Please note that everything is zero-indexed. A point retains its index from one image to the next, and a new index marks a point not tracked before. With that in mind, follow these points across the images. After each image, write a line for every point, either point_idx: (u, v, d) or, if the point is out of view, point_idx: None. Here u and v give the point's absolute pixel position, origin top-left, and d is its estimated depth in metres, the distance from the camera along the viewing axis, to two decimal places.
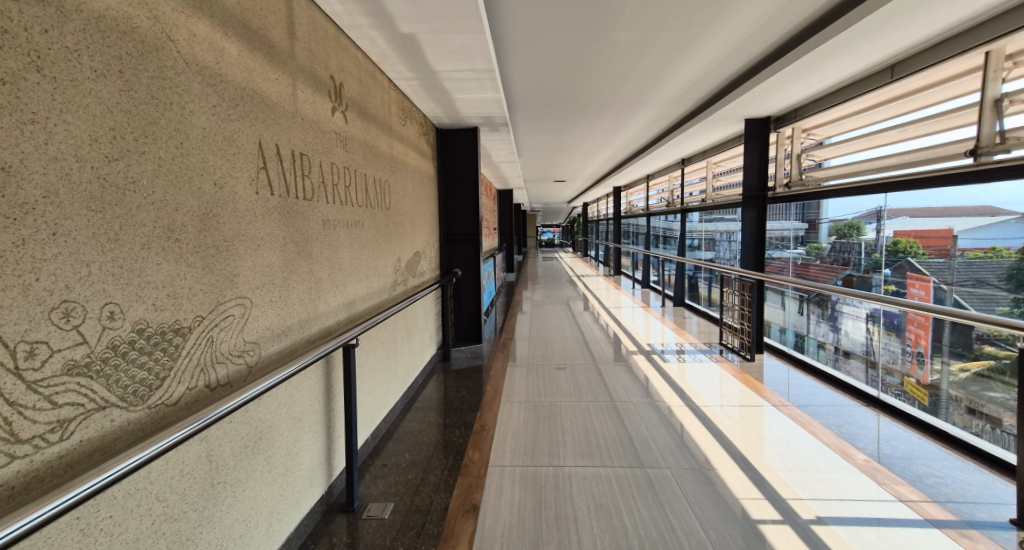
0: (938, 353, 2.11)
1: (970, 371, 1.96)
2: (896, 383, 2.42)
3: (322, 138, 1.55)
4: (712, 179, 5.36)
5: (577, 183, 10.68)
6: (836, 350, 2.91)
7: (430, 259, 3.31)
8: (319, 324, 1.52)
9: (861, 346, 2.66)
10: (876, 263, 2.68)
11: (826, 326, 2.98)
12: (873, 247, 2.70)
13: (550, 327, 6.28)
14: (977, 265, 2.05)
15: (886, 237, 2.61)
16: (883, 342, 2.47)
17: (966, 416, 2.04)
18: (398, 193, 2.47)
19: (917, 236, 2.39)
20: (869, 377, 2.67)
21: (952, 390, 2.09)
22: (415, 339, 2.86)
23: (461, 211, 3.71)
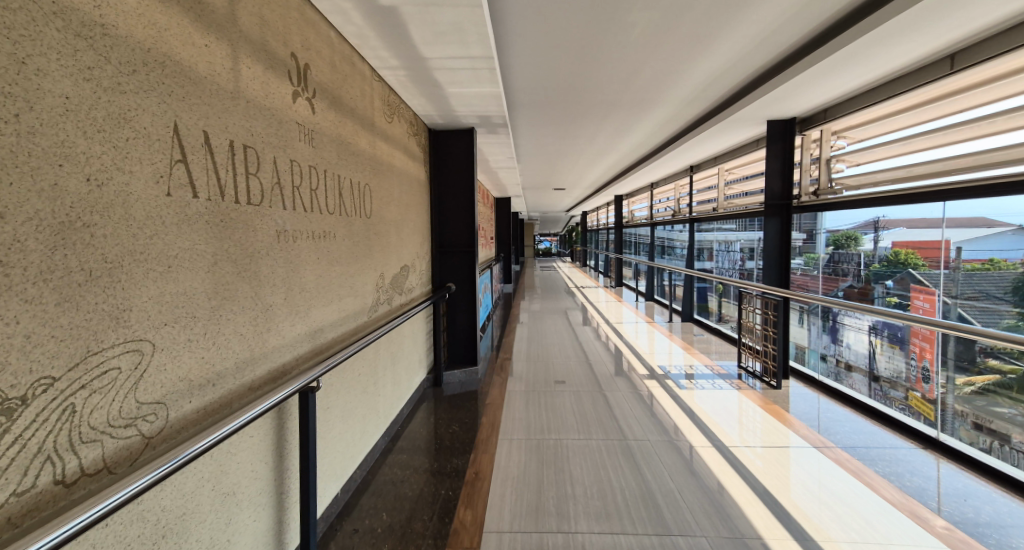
0: (943, 367, 2.06)
1: (975, 385, 1.94)
2: (900, 397, 2.39)
3: (279, 129, 1.25)
4: (723, 188, 5.08)
5: (578, 191, 10.46)
6: (837, 362, 2.87)
7: (419, 273, 3.00)
8: (268, 365, 1.19)
9: (863, 359, 2.59)
10: (876, 274, 2.67)
11: (825, 338, 2.90)
12: (871, 258, 2.69)
13: (549, 339, 5.98)
14: (976, 276, 2.04)
15: (885, 248, 2.60)
16: (886, 354, 2.41)
17: (972, 432, 2.01)
18: (381, 198, 2.17)
19: (915, 247, 2.39)
20: (870, 389, 2.64)
21: (957, 405, 2.06)
22: (402, 364, 2.54)
23: (455, 219, 3.40)
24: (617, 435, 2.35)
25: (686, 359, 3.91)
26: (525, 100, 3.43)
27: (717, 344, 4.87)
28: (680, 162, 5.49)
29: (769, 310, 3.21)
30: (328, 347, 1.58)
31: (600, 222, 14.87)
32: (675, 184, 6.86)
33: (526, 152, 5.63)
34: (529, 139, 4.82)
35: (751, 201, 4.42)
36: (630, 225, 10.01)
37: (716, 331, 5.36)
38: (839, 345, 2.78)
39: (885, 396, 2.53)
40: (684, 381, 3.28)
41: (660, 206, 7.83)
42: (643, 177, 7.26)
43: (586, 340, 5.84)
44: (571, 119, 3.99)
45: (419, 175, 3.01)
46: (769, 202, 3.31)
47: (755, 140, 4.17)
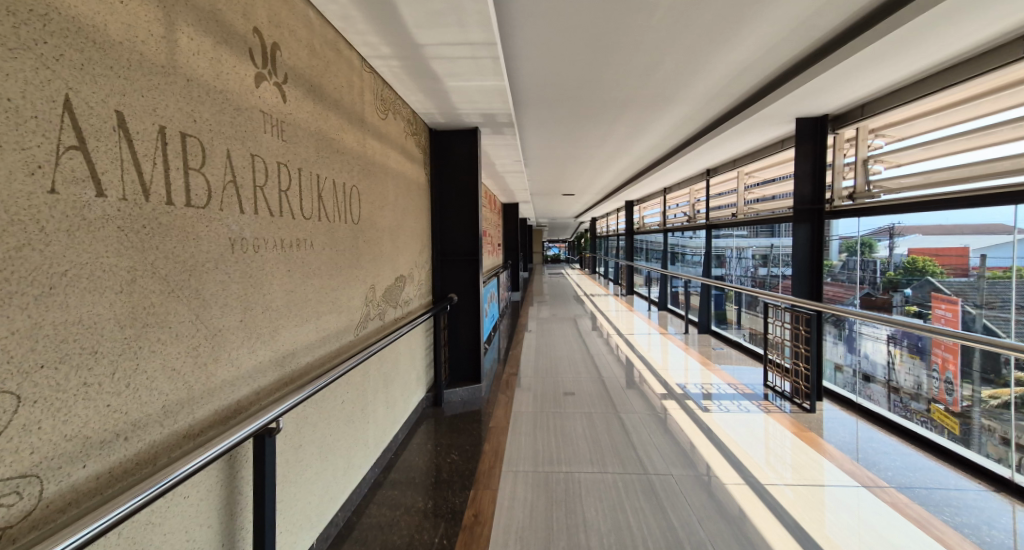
0: (968, 380, 2.00)
1: (1001, 398, 1.88)
2: (923, 410, 2.31)
3: (236, 118, 1.05)
4: (743, 192, 4.81)
5: (587, 196, 10.25)
6: (853, 373, 2.74)
7: (418, 283, 2.79)
8: (214, 405, 0.97)
9: (881, 369, 2.50)
10: (893, 283, 2.55)
11: (841, 347, 2.78)
12: (886, 265, 2.58)
13: (557, 349, 5.72)
14: (999, 285, 1.96)
15: (899, 255, 2.50)
16: (906, 365, 2.33)
17: (1000, 447, 1.93)
18: (371, 202, 1.96)
19: (933, 254, 2.29)
20: (888, 401, 2.54)
21: (984, 420, 1.98)
22: (397, 384, 2.32)
23: (458, 225, 3.19)
24: (635, 467, 2.10)
25: (707, 375, 3.61)
26: (532, 99, 3.22)
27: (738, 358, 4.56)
28: (696, 165, 5.24)
29: (800, 324, 2.92)
30: (302, 374, 1.36)
31: (611, 228, 14.60)
32: (690, 189, 6.59)
33: (533, 156, 5.42)
34: (537, 141, 4.61)
35: (774, 205, 4.14)
36: (642, 231, 9.73)
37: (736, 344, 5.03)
38: (856, 355, 2.68)
39: (905, 408, 2.44)
40: (706, 401, 3.00)
41: (673, 212, 7.55)
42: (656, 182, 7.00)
43: (596, 350, 5.58)
44: (581, 119, 3.76)
45: (418, 178, 2.81)
46: (798, 207, 3.03)
47: (778, 141, 3.90)
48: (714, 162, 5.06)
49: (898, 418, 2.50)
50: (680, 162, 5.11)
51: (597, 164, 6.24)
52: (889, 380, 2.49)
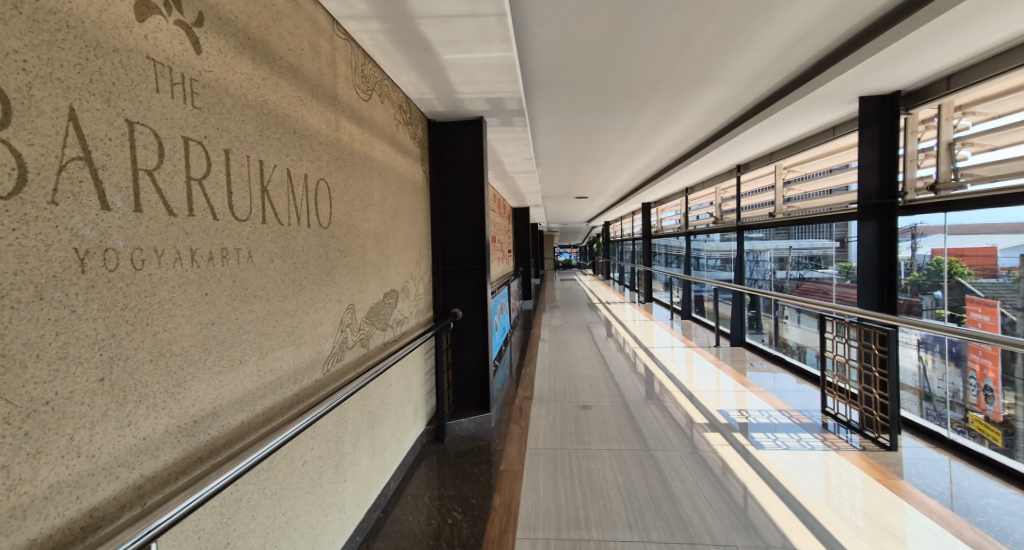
0: (1011, 388, 1.84)
1: None
2: (960, 418, 2.14)
3: (91, 59, 0.67)
4: (783, 188, 4.33)
5: (601, 198, 9.83)
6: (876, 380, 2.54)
7: (415, 297, 2.40)
8: (22, 538, 0.57)
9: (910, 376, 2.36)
10: (920, 284, 2.38)
11: None
12: (910, 266, 2.41)
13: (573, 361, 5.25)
14: None
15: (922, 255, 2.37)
16: (937, 372, 2.16)
17: None
18: (348, 199, 1.58)
19: (962, 254, 2.17)
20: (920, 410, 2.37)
21: None
22: (390, 421, 1.93)
23: (461, 228, 2.81)
24: (684, 534, 1.65)
25: (749, 396, 3.09)
26: (543, 84, 2.84)
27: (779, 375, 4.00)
28: (727, 160, 4.80)
29: (871, 342, 2.39)
30: (231, 442, 0.96)
31: (625, 232, 14.13)
32: (716, 187, 6.11)
33: (545, 154, 5.03)
34: (550, 136, 4.22)
35: (823, 201, 3.65)
36: (661, 234, 9.24)
37: (776, 358, 4.51)
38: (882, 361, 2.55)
39: (940, 416, 2.26)
40: (756, 432, 2.48)
41: (697, 213, 7.06)
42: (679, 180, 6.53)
43: (614, 362, 5.11)
44: (598, 108, 3.35)
45: (415, 175, 2.43)
46: (861, 202, 2.53)
47: (830, 128, 3.43)
48: (746, 155, 4.59)
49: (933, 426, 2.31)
50: (707, 156, 4.67)
51: (613, 163, 5.83)
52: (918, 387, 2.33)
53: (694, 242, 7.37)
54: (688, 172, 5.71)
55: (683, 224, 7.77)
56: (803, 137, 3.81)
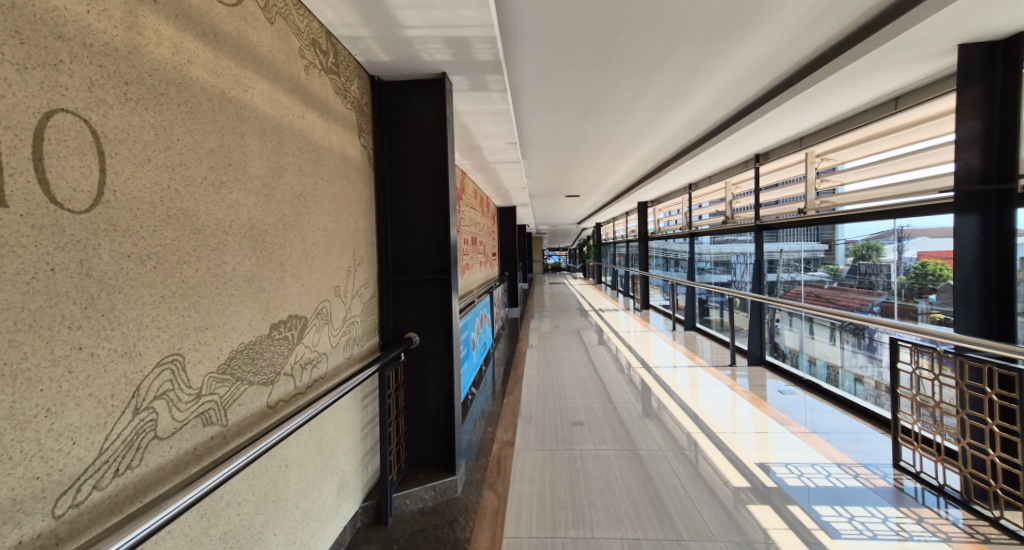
0: None
1: None
2: None
3: None
4: (815, 179, 3.80)
5: (594, 198, 9.28)
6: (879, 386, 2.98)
7: (342, 323, 1.68)
8: None
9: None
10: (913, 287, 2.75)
11: (864, 356, 3.13)
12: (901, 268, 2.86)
13: (564, 377, 4.59)
14: None
15: (912, 258, 2.76)
16: None
17: None
18: (170, 160, 0.88)
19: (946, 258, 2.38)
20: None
21: None
22: (281, 526, 1.23)
23: (420, 223, 2.12)
24: None
25: (791, 438, 2.43)
26: (533, 20, 2.20)
27: (815, 408, 3.36)
28: (745, 147, 4.23)
29: (978, 380, 1.78)
30: None
31: (618, 235, 13.62)
32: (728, 182, 5.56)
33: (532, 142, 4.37)
34: (538, 115, 3.56)
35: (880, 189, 3.06)
36: (658, 236, 8.66)
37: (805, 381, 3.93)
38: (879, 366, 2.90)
39: None
40: (819, 504, 1.84)
41: (703, 212, 6.49)
42: (686, 175, 5.97)
43: (610, 378, 4.44)
44: (596, 68, 2.74)
45: (346, 148, 1.74)
46: (959, 188, 1.93)
47: (891, 100, 2.91)
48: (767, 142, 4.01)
49: None
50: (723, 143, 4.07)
51: (609, 156, 5.20)
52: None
53: (698, 245, 6.79)
54: (694, 164, 5.11)
55: (686, 225, 7.19)
56: (850, 115, 3.25)
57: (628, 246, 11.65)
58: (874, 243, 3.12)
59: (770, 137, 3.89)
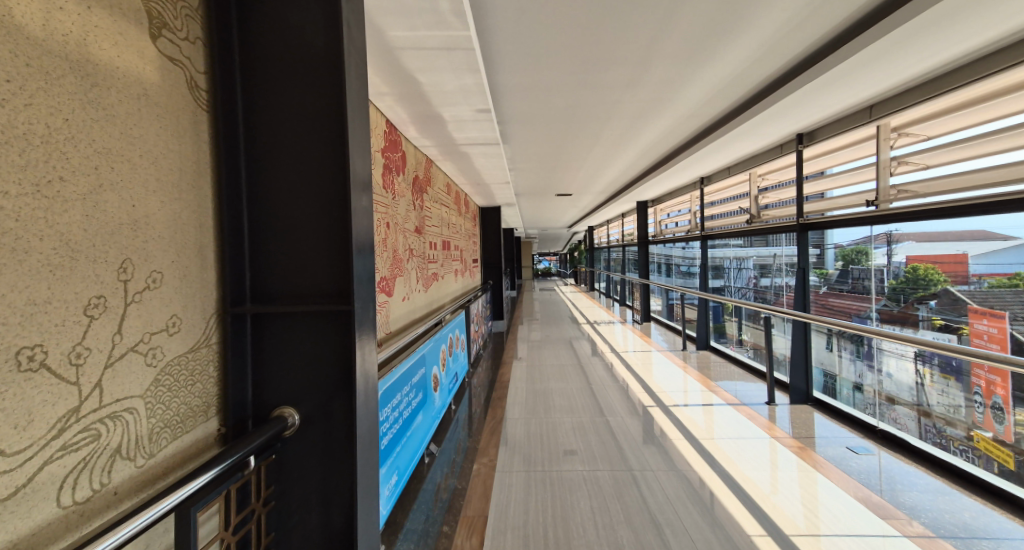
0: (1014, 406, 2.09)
1: None
2: (962, 437, 2.43)
3: None
4: (888, 161, 3.11)
5: (586, 198, 8.50)
6: (880, 397, 2.98)
7: (46, 431, 0.72)
8: None
9: (909, 392, 2.73)
10: (898, 291, 3.07)
11: (864, 365, 3.09)
12: (891, 274, 3.11)
13: (555, 408, 3.71)
14: (1001, 290, 2.41)
15: (901, 262, 3.02)
16: (938, 386, 2.54)
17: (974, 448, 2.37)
18: None
19: (936, 262, 2.78)
20: (919, 427, 2.71)
21: None
22: None
23: (304, 207, 1.22)
24: None
25: (914, 548, 1.83)
26: None
27: (898, 476, 2.43)
28: (790, 122, 3.47)
29: None
30: None
31: (611, 240, 12.89)
32: (754, 171, 4.81)
33: (514, 121, 3.54)
34: (517, 77, 2.71)
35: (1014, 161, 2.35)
36: (659, 240, 7.90)
37: (868, 427, 3.12)
38: (877, 374, 2.99)
39: (940, 435, 2.58)
40: None
41: (719, 211, 5.70)
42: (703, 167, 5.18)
43: (611, 412, 3.56)
44: None
45: (114, 44, 0.85)
46: None
47: None
48: (825, 112, 3.27)
49: (932, 446, 2.62)
50: (764, 115, 3.27)
51: (608, 143, 4.38)
52: (917, 403, 2.72)
53: (711, 249, 5.97)
54: (710, 150, 4.31)
55: (697, 227, 6.38)
56: (957, 65, 2.56)
57: (624, 249, 10.84)
58: (864, 247, 3.33)
59: (827, 105, 3.13)
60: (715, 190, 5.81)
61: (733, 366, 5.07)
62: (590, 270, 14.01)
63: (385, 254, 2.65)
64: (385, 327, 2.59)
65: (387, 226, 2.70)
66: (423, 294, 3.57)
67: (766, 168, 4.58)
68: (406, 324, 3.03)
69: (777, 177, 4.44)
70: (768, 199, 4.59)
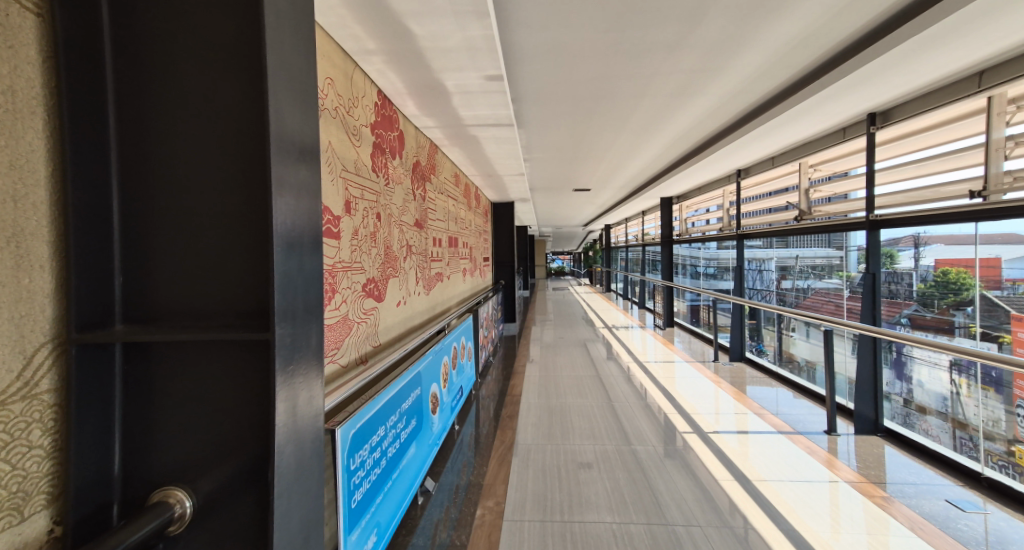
0: None
1: None
2: (999, 451, 2.31)
3: None
4: (1001, 141, 2.49)
5: (605, 194, 7.98)
6: (908, 407, 2.88)
7: None
8: None
9: (944, 402, 2.62)
10: (925, 295, 2.92)
11: (891, 373, 3.02)
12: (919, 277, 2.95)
13: (574, 429, 3.24)
14: None
15: (929, 266, 2.88)
16: (975, 397, 2.44)
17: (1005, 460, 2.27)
18: None
19: (963, 265, 2.65)
20: (953, 440, 2.59)
21: None
22: None
23: (212, 181, 0.80)
24: None
25: None
26: None
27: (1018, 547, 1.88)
28: (862, 94, 2.92)
29: None
30: None
31: (629, 238, 12.32)
32: (805, 161, 4.24)
33: (529, 97, 3.10)
34: (533, 38, 2.27)
35: None
36: (684, 239, 7.35)
37: (971, 474, 2.49)
38: (908, 383, 2.88)
39: (973, 448, 2.47)
40: None
41: (759, 207, 5.13)
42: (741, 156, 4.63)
43: (638, 437, 3.08)
44: None
45: None
46: None
47: None
48: (911, 82, 2.72)
49: (966, 459, 2.51)
50: (838, 84, 2.73)
51: (637, 127, 3.88)
52: (953, 414, 2.60)
53: (746, 249, 5.40)
54: (756, 134, 3.77)
55: (730, 225, 5.82)
56: None
57: (644, 249, 10.27)
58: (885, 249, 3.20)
59: (916, 72, 2.57)
60: (753, 183, 5.25)
61: (774, 383, 4.48)
62: (607, 270, 13.44)
63: (375, 251, 2.22)
64: (373, 338, 2.16)
65: (377, 217, 2.27)
66: (423, 297, 3.14)
67: (818, 158, 4.02)
68: (400, 333, 2.58)
69: (832, 168, 3.88)
70: (820, 193, 4.02)
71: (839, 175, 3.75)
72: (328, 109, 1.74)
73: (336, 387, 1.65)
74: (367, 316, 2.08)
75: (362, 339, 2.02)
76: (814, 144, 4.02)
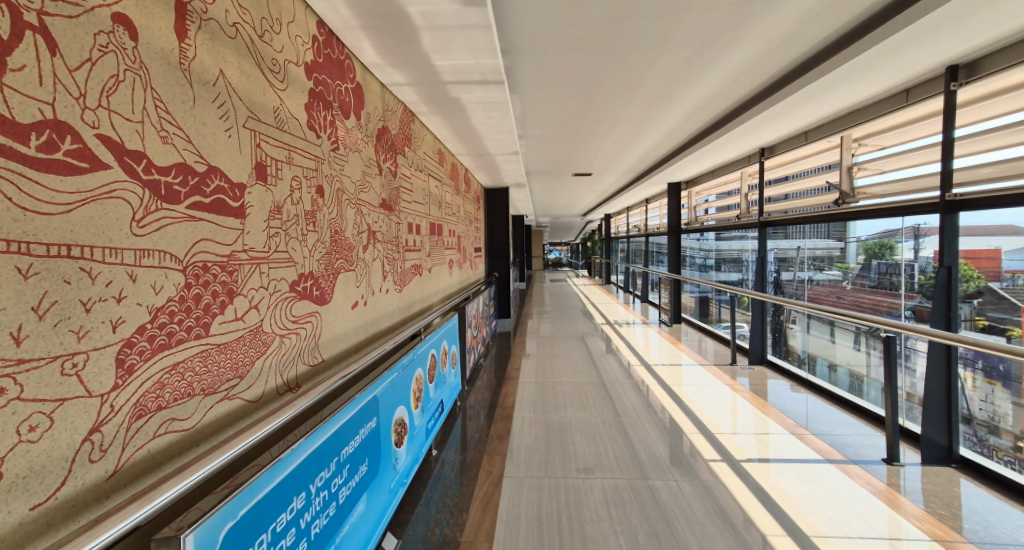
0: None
1: None
2: (1006, 447, 2.30)
3: None
4: None
5: (608, 180, 7.41)
6: None
7: None
8: None
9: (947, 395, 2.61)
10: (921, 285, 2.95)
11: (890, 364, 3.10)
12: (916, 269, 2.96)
13: (578, 453, 2.71)
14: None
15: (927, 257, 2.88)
16: (982, 391, 2.42)
17: (1009, 452, 2.29)
18: None
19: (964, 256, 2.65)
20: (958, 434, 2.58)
21: None
22: None
23: None
24: None
25: None
26: None
27: None
28: (950, 36, 2.35)
29: None
30: None
31: (630, 228, 11.78)
32: (847, 135, 3.74)
33: (523, 50, 2.57)
34: None
35: None
36: (694, 228, 6.83)
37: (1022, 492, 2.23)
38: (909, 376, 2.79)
39: (980, 442, 2.45)
40: None
41: (785, 190, 4.58)
42: (770, 128, 4.06)
43: (649, 460, 2.64)
44: None
45: None
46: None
47: None
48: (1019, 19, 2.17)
49: (970, 454, 2.49)
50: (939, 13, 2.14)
51: (659, 83, 3.30)
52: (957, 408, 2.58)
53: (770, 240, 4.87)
54: (799, 93, 3.20)
55: (751, 211, 5.27)
56: None
57: (646, 239, 9.74)
58: (886, 241, 3.29)
59: None
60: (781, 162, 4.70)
61: (803, 392, 3.96)
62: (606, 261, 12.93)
63: (314, 237, 1.66)
64: (311, 353, 1.61)
65: (319, 192, 1.70)
66: (394, 295, 2.59)
67: (873, 126, 3.49)
68: (355, 343, 2.01)
69: (879, 141, 3.45)
70: (867, 171, 3.52)
71: (894, 149, 3.25)
72: (220, 22, 1.16)
73: (228, 440, 1.10)
74: (298, 326, 1.53)
75: (290, 357, 1.48)
76: (868, 110, 3.49)
